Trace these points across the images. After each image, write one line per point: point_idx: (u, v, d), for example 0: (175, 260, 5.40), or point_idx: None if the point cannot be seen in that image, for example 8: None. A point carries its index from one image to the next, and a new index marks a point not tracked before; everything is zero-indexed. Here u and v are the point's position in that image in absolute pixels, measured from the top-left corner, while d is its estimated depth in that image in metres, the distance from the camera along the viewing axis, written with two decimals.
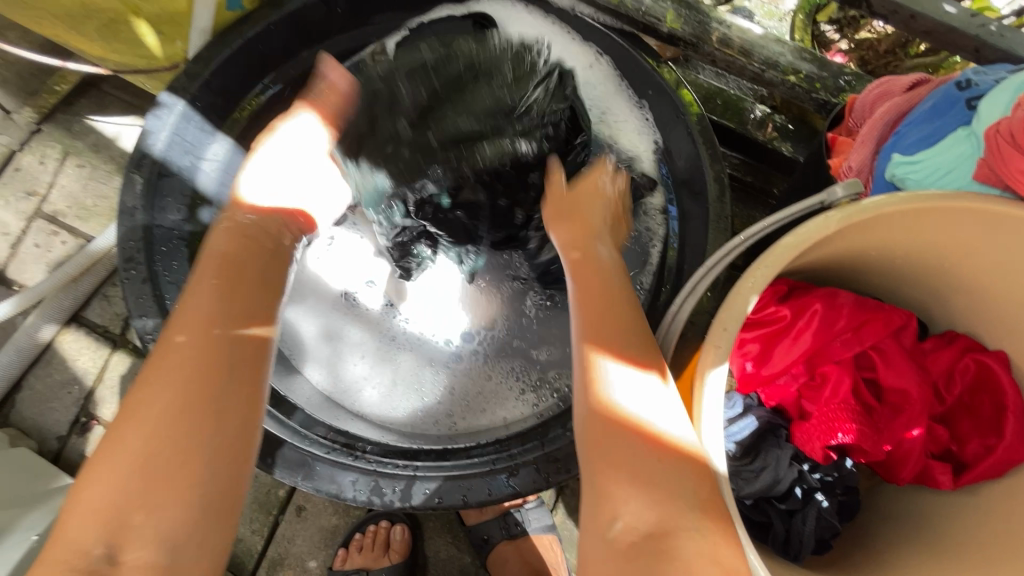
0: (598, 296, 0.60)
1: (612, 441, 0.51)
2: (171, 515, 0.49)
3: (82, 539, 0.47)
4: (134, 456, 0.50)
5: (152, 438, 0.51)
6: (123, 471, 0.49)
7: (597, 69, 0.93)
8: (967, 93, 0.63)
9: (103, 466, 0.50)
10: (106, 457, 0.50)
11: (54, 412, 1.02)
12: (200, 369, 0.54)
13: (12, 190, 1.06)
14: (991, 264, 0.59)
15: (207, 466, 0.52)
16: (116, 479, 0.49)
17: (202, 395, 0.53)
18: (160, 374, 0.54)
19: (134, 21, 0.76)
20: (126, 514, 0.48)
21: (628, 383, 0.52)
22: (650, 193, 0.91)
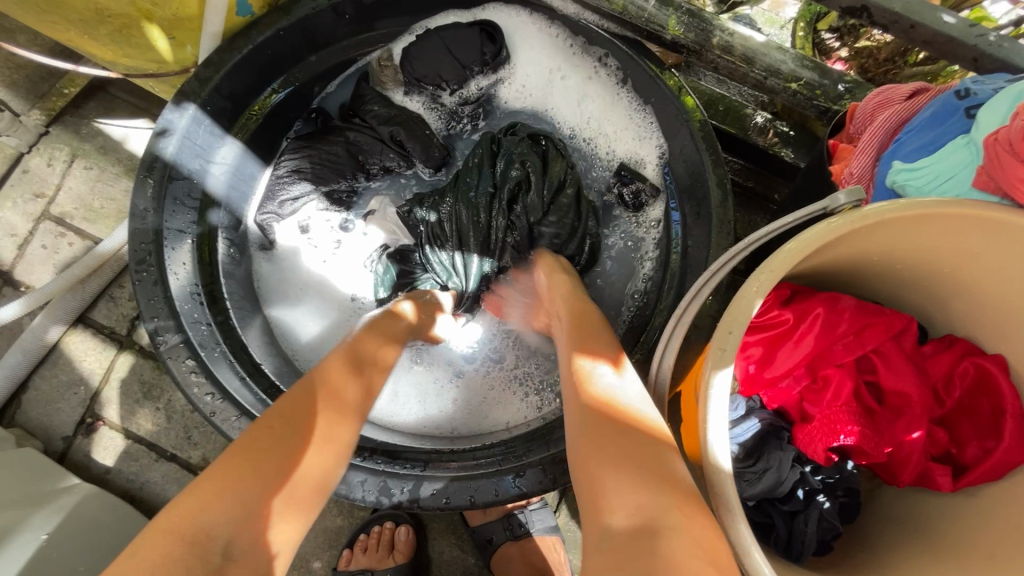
0: (580, 331, 0.69)
1: (580, 417, 0.57)
2: (287, 533, 0.52)
3: (213, 527, 0.48)
4: (270, 463, 0.53)
5: (276, 453, 0.54)
6: (257, 476, 0.51)
7: (596, 81, 0.97)
8: (966, 102, 0.64)
9: (227, 471, 0.51)
10: (239, 459, 0.52)
11: (60, 412, 1.03)
12: (332, 411, 0.59)
13: (20, 192, 1.07)
14: (991, 269, 0.60)
15: (313, 497, 0.55)
16: (251, 481, 0.51)
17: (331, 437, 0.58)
18: (297, 405, 0.58)
19: (146, 27, 0.77)
20: (249, 522, 0.49)
21: (595, 372, 0.60)
22: (653, 201, 0.94)
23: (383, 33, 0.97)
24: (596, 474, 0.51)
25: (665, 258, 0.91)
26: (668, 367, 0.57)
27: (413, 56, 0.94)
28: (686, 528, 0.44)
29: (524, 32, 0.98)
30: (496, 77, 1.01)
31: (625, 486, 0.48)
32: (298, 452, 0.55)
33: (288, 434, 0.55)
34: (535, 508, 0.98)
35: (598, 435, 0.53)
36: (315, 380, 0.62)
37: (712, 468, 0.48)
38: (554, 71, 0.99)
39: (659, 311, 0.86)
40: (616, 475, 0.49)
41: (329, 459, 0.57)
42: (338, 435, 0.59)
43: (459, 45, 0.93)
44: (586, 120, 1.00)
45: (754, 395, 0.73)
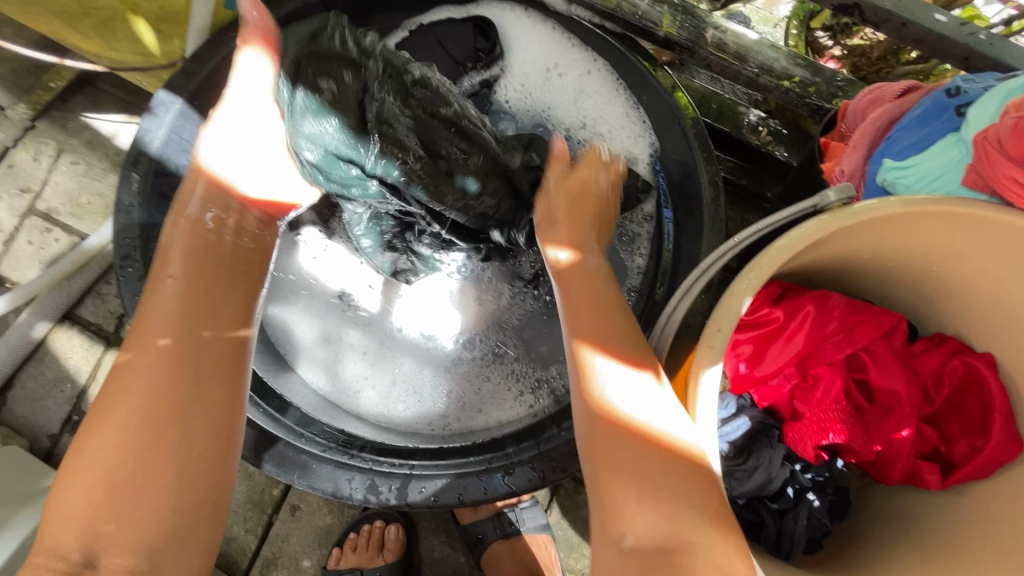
0: (586, 300, 0.60)
1: (612, 447, 0.50)
2: (141, 520, 0.49)
3: (60, 547, 0.48)
4: (102, 468, 0.50)
5: (105, 451, 0.50)
6: (93, 480, 0.50)
7: (594, 77, 0.95)
8: (956, 100, 0.64)
9: (68, 484, 0.50)
10: (72, 469, 0.51)
11: (46, 410, 1.02)
12: (165, 377, 0.53)
13: (5, 187, 1.06)
14: (977, 267, 0.60)
15: (179, 475, 0.51)
16: (87, 484, 0.50)
17: (163, 409, 0.52)
18: (124, 386, 0.53)
19: (132, 19, 0.77)
20: (98, 525, 0.49)
21: (620, 381, 0.53)
22: (645, 198, 0.93)
23: (380, 27, 0.97)
24: (614, 497, 0.48)
25: (657, 252, 0.91)
26: (667, 340, 0.60)
27: (406, 51, 0.93)
28: (721, 545, 0.45)
29: (518, 29, 0.98)
30: (488, 75, 0.97)
31: (649, 506, 0.47)
32: (124, 442, 0.51)
33: (116, 421, 0.51)
34: (525, 507, 0.98)
35: (614, 451, 0.50)
36: (141, 348, 0.55)
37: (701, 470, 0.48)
38: (550, 68, 0.98)
39: (651, 307, 0.86)
40: (631, 491, 0.47)
41: (186, 430, 0.52)
42: (187, 400, 0.53)
43: (452, 40, 0.94)
44: (583, 120, 0.97)
45: (744, 393, 0.73)
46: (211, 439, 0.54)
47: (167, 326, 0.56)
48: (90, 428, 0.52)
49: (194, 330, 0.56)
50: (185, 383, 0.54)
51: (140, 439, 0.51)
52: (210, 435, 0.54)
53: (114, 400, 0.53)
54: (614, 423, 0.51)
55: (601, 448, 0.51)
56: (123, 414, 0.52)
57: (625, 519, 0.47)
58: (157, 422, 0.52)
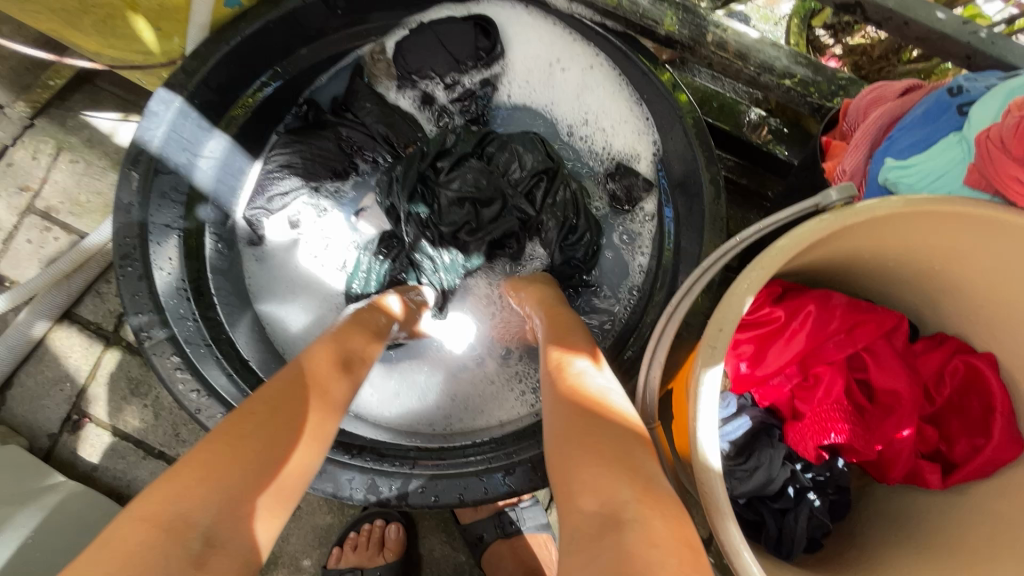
0: (559, 322, 0.69)
1: (570, 417, 0.52)
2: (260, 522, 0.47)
3: (193, 513, 0.44)
4: (257, 451, 0.49)
5: (264, 439, 0.51)
6: (242, 469, 0.48)
7: (597, 70, 0.96)
8: (958, 99, 0.64)
9: (214, 453, 0.48)
10: (229, 441, 0.49)
11: (46, 409, 1.01)
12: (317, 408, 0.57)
13: (4, 185, 1.05)
14: (979, 267, 0.60)
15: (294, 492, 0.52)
16: (230, 465, 0.47)
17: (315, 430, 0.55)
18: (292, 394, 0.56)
19: (131, 17, 0.76)
20: (235, 504, 0.46)
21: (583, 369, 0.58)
22: (646, 196, 0.94)
23: (374, 26, 0.95)
24: (567, 465, 0.48)
25: (658, 252, 0.91)
26: (656, 377, 0.57)
27: (406, 50, 0.93)
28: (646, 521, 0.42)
29: (519, 26, 0.97)
30: (488, 74, 0.99)
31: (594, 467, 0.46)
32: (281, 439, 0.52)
33: (261, 421, 0.52)
34: (526, 506, 0.99)
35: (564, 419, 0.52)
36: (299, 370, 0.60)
37: (702, 467, 0.47)
38: (553, 63, 0.98)
39: (651, 307, 0.86)
40: (580, 455, 0.47)
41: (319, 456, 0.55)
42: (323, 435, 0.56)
43: (452, 40, 0.92)
44: (585, 116, 0.99)
45: (745, 393, 0.73)
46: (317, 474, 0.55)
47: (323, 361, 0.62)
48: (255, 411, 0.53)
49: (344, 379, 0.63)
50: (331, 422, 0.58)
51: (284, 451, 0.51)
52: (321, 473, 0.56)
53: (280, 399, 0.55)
54: (573, 396, 0.54)
55: (554, 420, 0.53)
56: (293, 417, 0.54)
57: (576, 487, 0.46)
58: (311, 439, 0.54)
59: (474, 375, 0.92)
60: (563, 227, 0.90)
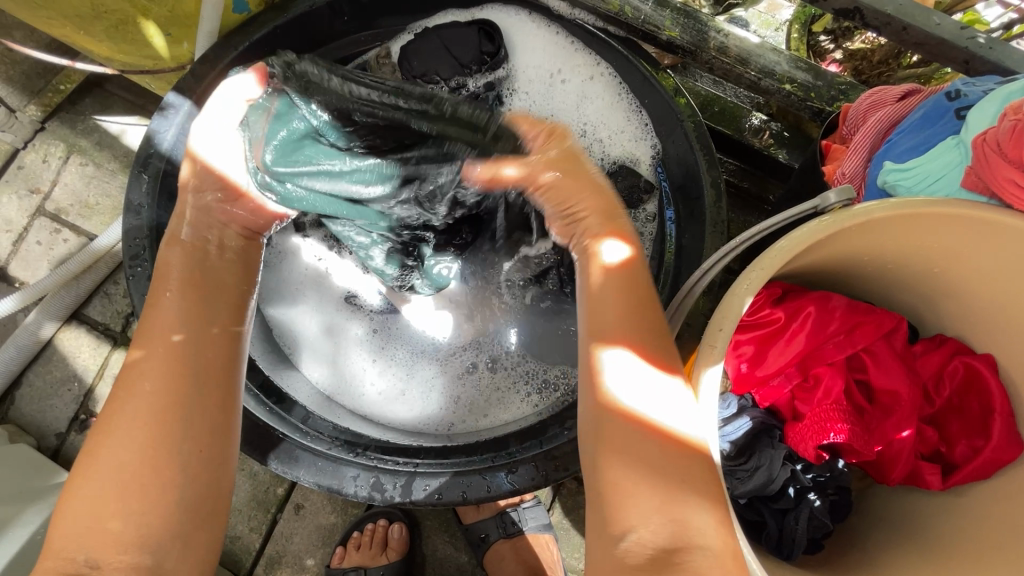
0: (614, 294, 0.56)
1: (622, 437, 0.49)
2: (139, 521, 0.49)
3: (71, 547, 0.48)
4: (110, 467, 0.50)
5: (115, 449, 0.51)
6: (109, 478, 0.50)
7: (597, 82, 0.96)
8: (956, 103, 0.65)
9: (78, 485, 0.50)
10: (85, 466, 0.51)
11: (54, 409, 1.03)
12: (174, 377, 0.55)
13: (14, 188, 1.07)
14: (977, 269, 0.61)
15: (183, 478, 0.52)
16: (95, 490, 0.49)
17: (175, 409, 0.54)
18: (136, 387, 0.54)
19: (142, 23, 0.78)
20: (101, 521, 0.49)
21: (638, 376, 0.51)
22: (647, 198, 0.94)
23: (384, 31, 0.98)
24: (620, 484, 0.48)
25: (659, 252, 0.90)
26: None
27: (410, 54, 0.93)
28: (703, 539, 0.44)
29: (523, 33, 0.99)
30: (492, 79, 0.98)
31: (644, 494, 0.46)
32: (131, 442, 0.51)
33: (115, 430, 0.52)
34: (528, 506, 0.99)
35: (620, 446, 0.49)
36: (140, 352, 0.57)
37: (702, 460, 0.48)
38: (554, 73, 0.99)
39: None
40: (626, 476, 0.47)
41: (191, 431, 0.54)
42: (193, 402, 0.55)
43: (456, 43, 0.93)
44: (583, 127, 0.98)
45: (746, 393, 0.73)
46: (212, 439, 0.55)
47: (180, 327, 0.58)
48: (101, 426, 0.53)
49: (204, 334, 0.59)
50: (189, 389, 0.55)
51: (150, 438, 0.52)
52: (211, 435, 0.55)
53: (125, 396, 0.54)
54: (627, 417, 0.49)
55: (608, 440, 0.50)
56: (138, 412, 0.53)
57: (627, 511, 0.46)
58: (169, 421, 0.53)
59: (478, 377, 0.93)
60: None
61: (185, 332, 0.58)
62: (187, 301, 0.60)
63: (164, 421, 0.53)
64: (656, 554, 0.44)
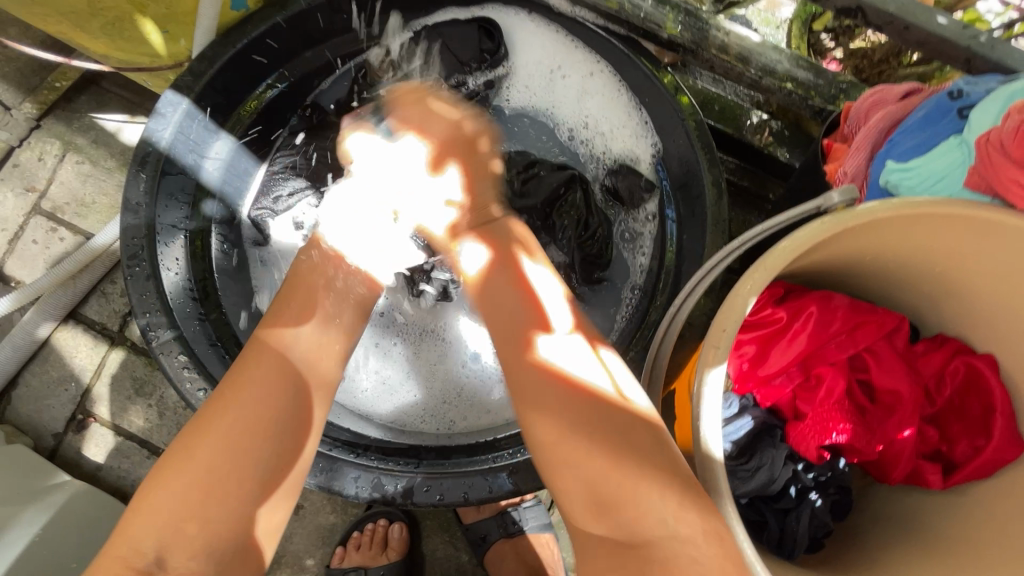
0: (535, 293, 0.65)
1: (569, 413, 0.55)
2: (215, 529, 0.51)
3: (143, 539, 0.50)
4: (200, 468, 0.53)
5: (205, 452, 0.53)
6: (194, 477, 0.52)
7: (597, 77, 0.96)
8: (959, 103, 0.65)
9: (162, 480, 0.52)
10: (173, 462, 0.53)
11: (51, 409, 1.02)
12: (273, 391, 0.58)
13: (10, 186, 1.06)
14: (980, 269, 0.61)
15: (263, 494, 0.55)
16: (179, 488, 0.52)
17: (270, 426, 0.56)
18: (233, 398, 0.57)
19: (139, 20, 0.77)
20: (180, 523, 0.50)
21: (568, 355, 0.58)
22: (648, 198, 0.94)
23: (382, 28, 0.97)
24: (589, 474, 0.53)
25: (659, 252, 0.91)
26: (663, 364, 0.60)
27: (410, 51, 0.94)
28: None
29: (522, 31, 0.98)
30: (492, 76, 0.98)
31: (600, 468, 0.52)
32: (222, 448, 0.54)
33: (211, 434, 0.54)
34: (528, 506, 0.99)
35: (566, 415, 0.55)
36: (250, 357, 0.60)
37: (704, 456, 0.48)
38: (554, 69, 0.99)
39: (653, 308, 0.86)
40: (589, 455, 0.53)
41: (278, 447, 0.56)
42: (285, 423, 0.58)
43: (455, 41, 0.93)
44: (585, 120, 0.99)
45: (747, 393, 0.73)
46: (288, 464, 0.57)
47: (275, 346, 0.62)
48: (196, 427, 0.55)
49: (299, 354, 0.62)
50: (283, 407, 0.58)
51: (238, 446, 0.54)
52: (296, 454, 0.58)
53: (223, 404, 0.56)
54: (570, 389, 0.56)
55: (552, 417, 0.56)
56: (233, 421, 0.55)
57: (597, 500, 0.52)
58: (259, 435, 0.56)
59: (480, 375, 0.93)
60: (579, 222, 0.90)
61: (294, 356, 0.62)
62: (296, 321, 0.64)
63: (254, 434, 0.55)
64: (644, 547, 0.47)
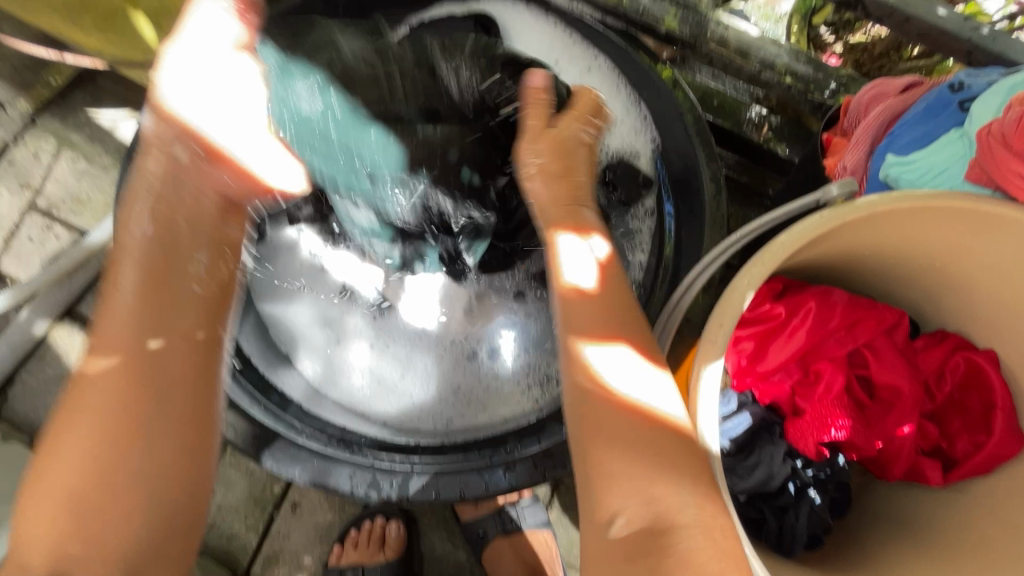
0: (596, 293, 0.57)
1: (604, 422, 0.50)
2: (110, 539, 0.50)
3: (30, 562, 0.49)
4: (67, 487, 0.50)
5: (69, 468, 0.50)
6: (59, 496, 0.50)
7: (595, 73, 0.94)
8: (959, 95, 0.64)
9: (37, 501, 0.51)
10: (41, 482, 0.51)
11: (47, 407, 1.02)
12: (126, 396, 0.52)
13: (5, 183, 1.06)
14: (980, 264, 0.60)
15: (155, 489, 0.52)
16: (52, 508, 0.50)
17: (127, 428, 0.52)
18: (85, 405, 0.52)
19: (132, 14, 0.77)
20: (65, 543, 0.49)
21: (616, 368, 0.52)
22: (646, 194, 0.91)
23: None
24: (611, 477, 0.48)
25: (658, 248, 0.88)
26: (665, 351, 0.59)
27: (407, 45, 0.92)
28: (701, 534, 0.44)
29: (518, 26, 0.97)
30: None
31: (632, 472, 0.48)
32: (87, 461, 0.51)
33: (68, 448, 0.51)
34: (526, 503, 0.97)
35: (611, 432, 0.50)
36: (106, 321, 0.55)
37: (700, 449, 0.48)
38: (551, 64, 0.96)
39: (652, 306, 0.83)
40: (618, 461, 0.48)
41: (148, 446, 0.52)
42: (149, 418, 0.53)
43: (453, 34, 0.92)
44: None
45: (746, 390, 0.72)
46: (190, 418, 0.55)
47: (122, 332, 0.54)
48: (53, 441, 0.52)
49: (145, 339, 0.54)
50: (146, 404, 0.53)
51: (119, 414, 0.52)
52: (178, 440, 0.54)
53: (76, 412, 0.52)
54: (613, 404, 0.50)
55: (591, 426, 0.51)
56: (86, 431, 0.51)
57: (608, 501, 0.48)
58: (124, 437, 0.52)
59: (479, 372, 0.92)
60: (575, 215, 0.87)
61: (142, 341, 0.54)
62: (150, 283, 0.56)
63: (129, 401, 0.52)
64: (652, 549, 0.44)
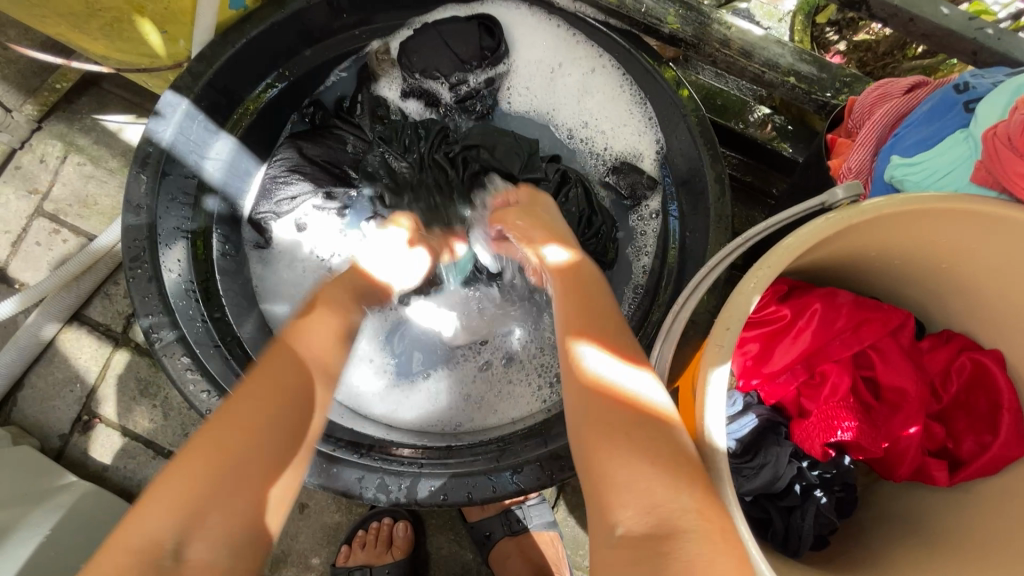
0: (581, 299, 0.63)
1: (598, 410, 0.52)
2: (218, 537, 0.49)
3: (158, 532, 0.47)
4: (215, 467, 0.50)
5: (227, 449, 0.52)
6: (199, 475, 0.50)
7: (599, 74, 0.95)
8: (965, 96, 0.64)
9: (169, 480, 0.50)
10: (182, 461, 0.51)
11: (56, 410, 1.02)
12: (295, 398, 0.57)
13: (13, 188, 1.06)
14: (985, 266, 0.60)
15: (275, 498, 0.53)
16: (190, 486, 0.49)
17: (285, 426, 0.55)
18: (253, 393, 0.56)
19: (138, 20, 0.77)
20: (188, 529, 0.48)
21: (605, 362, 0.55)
22: (651, 193, 0.94)
23: (381, 26, 0.97)
24: (616, 476, 0.48)
25: (662, 253, 0.91)
26: (667, 360, 0.57)
27: (410, 49, 0.93)
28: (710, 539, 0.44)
29: (522, 26, 0.97)
30: (493, 74, 0.98)
31: (637, 475, 0.47)
32: (243, 448, 0.52)
33: (231, 431, 0.53)
34: (532, 504, 0.99)
35: (603, 416, 0.52)
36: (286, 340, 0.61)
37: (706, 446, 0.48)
38: (554, 67, 0.98)
39: (656, 306, 0.86)
40: (612, 455, 0.49)
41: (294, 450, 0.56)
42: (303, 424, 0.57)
43: (456, 40, 0.92)
44: (584, 120, 0.98)
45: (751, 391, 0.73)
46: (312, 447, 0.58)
47: (298, 346, 0.61)
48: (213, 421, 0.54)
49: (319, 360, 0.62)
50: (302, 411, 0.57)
51: (258, 444, 0.53)
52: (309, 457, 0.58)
53: (245, 401, 0.55)
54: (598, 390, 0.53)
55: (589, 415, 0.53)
56: (251, 415, 0.54)
57: (618, 500, 0.48)
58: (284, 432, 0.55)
59: (489, 372, 0.93)
60: (580, 219, 0.90)
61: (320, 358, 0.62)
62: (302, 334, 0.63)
63: (296, 407, 0.57)
64: (647, 536, 0.45)
